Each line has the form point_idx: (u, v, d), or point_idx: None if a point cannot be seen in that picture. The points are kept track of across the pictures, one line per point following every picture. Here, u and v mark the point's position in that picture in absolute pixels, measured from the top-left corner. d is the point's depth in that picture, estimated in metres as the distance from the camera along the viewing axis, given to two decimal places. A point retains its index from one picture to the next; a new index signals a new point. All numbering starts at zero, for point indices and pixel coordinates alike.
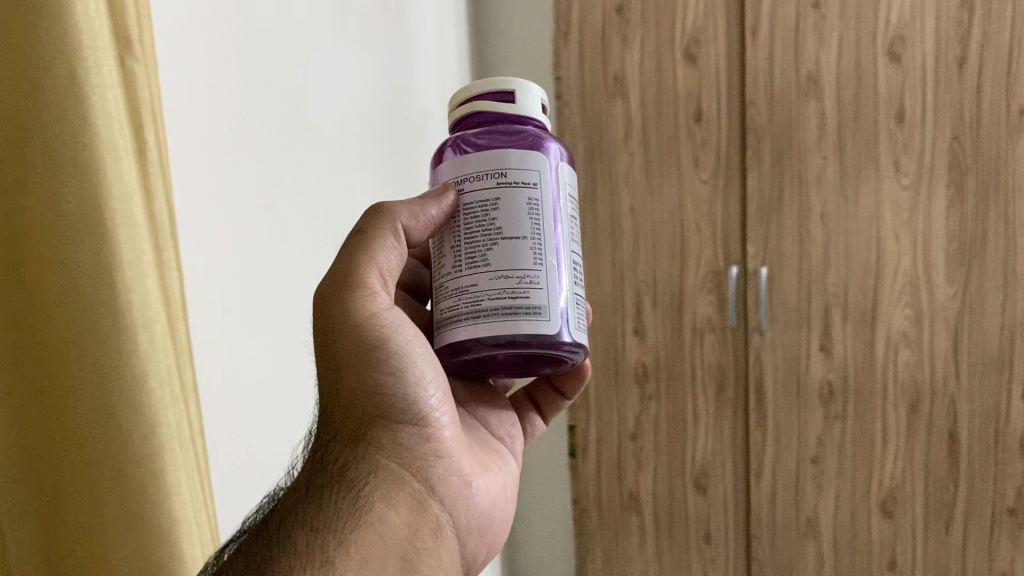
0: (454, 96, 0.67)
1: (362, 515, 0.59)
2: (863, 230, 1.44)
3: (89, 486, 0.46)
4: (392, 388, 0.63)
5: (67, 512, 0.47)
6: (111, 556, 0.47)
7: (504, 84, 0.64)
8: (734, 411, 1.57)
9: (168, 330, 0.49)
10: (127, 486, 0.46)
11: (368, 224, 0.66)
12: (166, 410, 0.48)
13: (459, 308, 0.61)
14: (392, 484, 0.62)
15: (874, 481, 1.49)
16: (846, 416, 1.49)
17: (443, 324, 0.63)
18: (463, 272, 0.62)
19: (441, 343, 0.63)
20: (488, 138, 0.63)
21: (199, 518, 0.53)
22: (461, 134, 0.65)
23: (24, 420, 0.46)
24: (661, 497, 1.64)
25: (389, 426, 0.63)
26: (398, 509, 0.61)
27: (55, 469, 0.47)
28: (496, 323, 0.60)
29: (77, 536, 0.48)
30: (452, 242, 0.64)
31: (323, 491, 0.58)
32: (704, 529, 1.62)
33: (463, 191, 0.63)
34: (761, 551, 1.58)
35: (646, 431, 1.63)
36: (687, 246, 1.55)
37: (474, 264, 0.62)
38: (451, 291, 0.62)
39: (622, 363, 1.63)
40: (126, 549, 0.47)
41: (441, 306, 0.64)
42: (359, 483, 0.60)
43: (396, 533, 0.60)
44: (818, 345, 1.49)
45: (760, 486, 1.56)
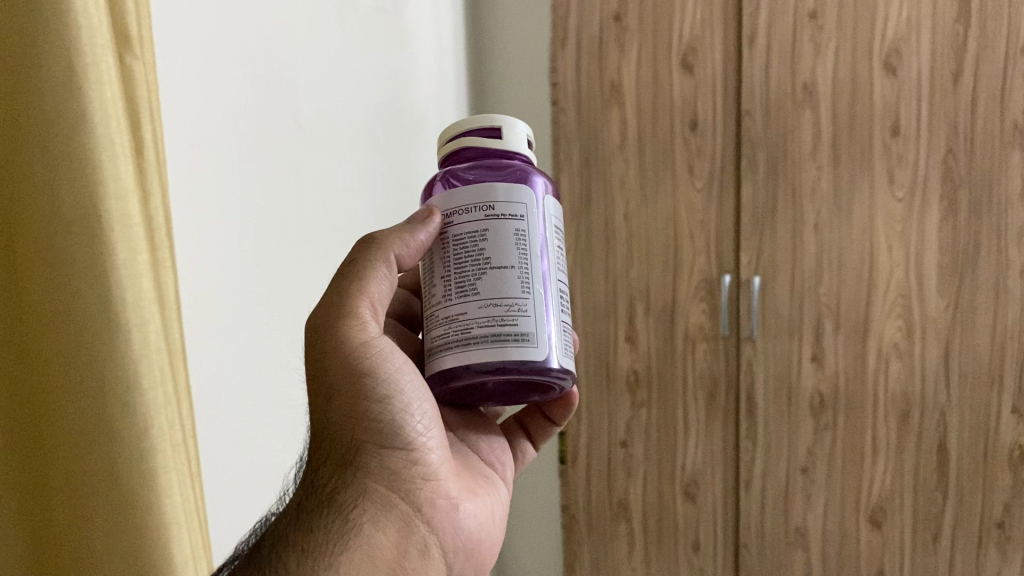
0: (443, 133, 0.67)
1: (351, 536, 0.58)
2: (856, 242, 1.44)
3: (76, 485, 0.46)
4: (382, 414, 0.63)
5: (55, 510, 0.47)
6: (99, 558, 0.47)
7: (490, 121, 0.65)
8: (725, 419, 1.57)
9: (160, 332, 0.49)
10: (118, 494, 0.46)
11: (362, 255, 0.67)
12: (157, 411, 0.48)
13: (449, 336, 0.61)
14: (380, 506, 0.62)
15: (864, 492, 1.49)
16: (837, 426, 1.49)
17: (433, 351, 0.63)
18: (452, 300, 0.62)
19: (431, 370, 0.63)
20: (473, 172, 0.63)
21: (190, 518, 0.52)
22: (451, 169, 0.65)
23: (16, 425, 0.46)
24: (651, 505, 1.64)
25: (377, 450, 0.63)
26: (386, 531, 0.61)
27: (48, 474, 0.47)
28: (485, 350, 0.59)
29: (65, 537, 0.47)
30: (442, 271, 0.63)
31: (313, 513, 0.58)
32: (693, 538, 1.62)
33: (452, 224, 0.63)
34: (749, 561, 1.58)
35: (636, 438, 1.63)
36: (681, 253, 1.55)
37: (463, 290, 0.61)
38: (441, 320, 0.62)
39: (613, 370, 1.63)
40: (116, 551, 0.47)
41: (431, 333, 0.63)
42: (346, 506, 0.60)
43: (384, 554, 0.60)
44: (810, 355, 1.49)
45: (749, 495, 1.56)
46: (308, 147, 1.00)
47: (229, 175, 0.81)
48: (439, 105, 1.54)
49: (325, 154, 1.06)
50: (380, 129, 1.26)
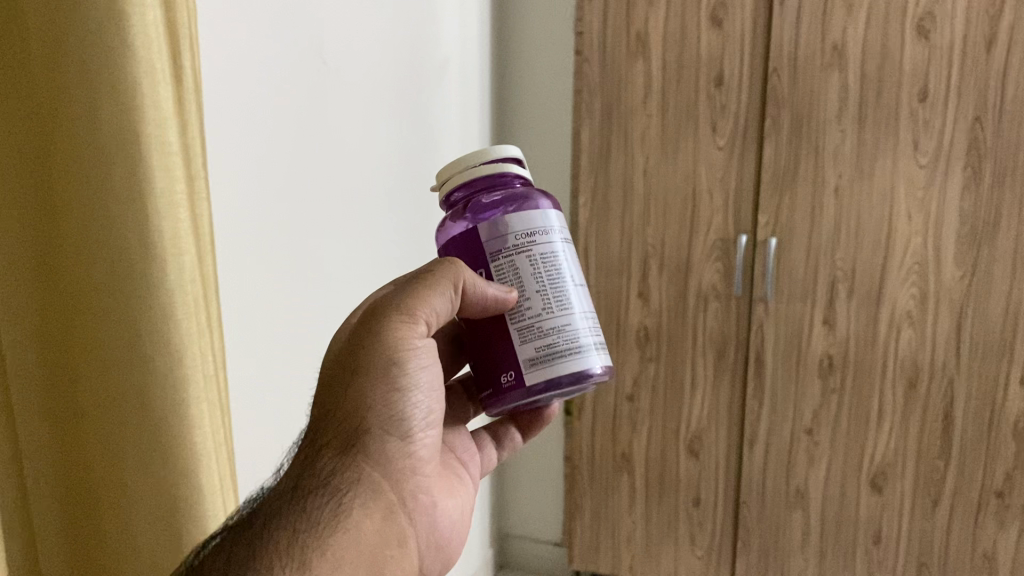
0: (460, 161, 0.68)
1: (340, 521, 0.59)
2: (875, 208, 1.44)
3: (106, 390, 0.50)
4: (391, 400, 0.64)
5: (86, 409, 0.52)
6: (126, 458, 0.51)
7: (514, 150, 0.70)
8: (732, 377, 1.58)
9: (196, 259, 0.51)
10: (147, 405, 0.50)
11: (431, 271, 0.66)
12: (190, 336, 0.50)
13: (563, 344, 0.65)
14: (371, 492, 0.62)
15: (866, 455, 1.51)
16: (844, 390, 1.50)
17: (543, 360, 0.65)
18: (555, 313, 0.66)
19: (550, 376, 0.64)
20: (521, 194, 0.67)
21: (219, 439, 0.55)
22: (500, 191, 0.67)
23: (49, 327, 0.51)
24: (654, 458, 1.66)
25: (379, 435, 0.64)
26: (372, 518, 0.61)
27: (79, 376, 0.52)
28: (595, 355, 0.66)
29: (96, 435, 0.52)
30: (536, 286, 0.65)
31: (308, 495, 0.58)
32: (694, 492, 1.65)
33: (538, 244, 0.66)
34: (748, 517, 1.61)
35: (643, 393, 1.64)
36: (698, 211, 1.55)
37: (563, 305, 0.66)
38: (543, 333, 0.65)
39: (623, 326, 1.63)
40: (143, 456, 0.51)
41: (532, 345, 0.65)
42: (340, 488, 0.60)
43: (368, 540, 0.60)
44: (821, 319, 1.49)
45: (752, 452, 1.58)
46: (337, 95, 1.01)
47: (250, 131, 0.81)
48: (461, 48, 1.51)
49: (351, 104, 1.05)
50: (404, 74, 1.25)
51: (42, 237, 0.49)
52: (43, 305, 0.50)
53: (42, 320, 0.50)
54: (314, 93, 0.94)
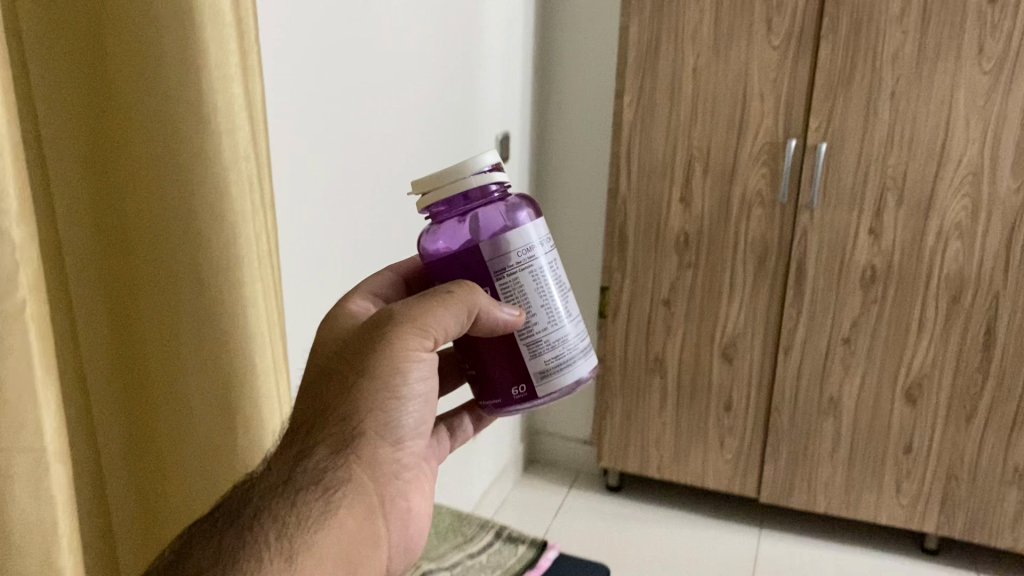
0: (438, 175, 0.60)
1: (325, 519, 0.55)
2: (932, 115, 1.38)
3: (158, 265, 0.52)
4: (384, 408, 0.59)
5: (139, 281, 0.54)
6: (180, 334, 0.53)
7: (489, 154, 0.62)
8: (772, 284, 1.56)
9: (252, 141, 0.51)
10: (202, 283, 0.51)
11: (449, 293, 0.58)
12: (244, 220, 0.51)
13: (568, 354, 0.63)
14: (357, 491, 0.58)
15: (903, 366, 1.51)
16: (885, 300, 1.49)
17: (551, 372, 0.62)
18: (559, 321, 0.63)
19: (559, 387, 0.63)
20: (511, 208, 0.61)
21: (273, 325, 0.56)
22: (487, 206, 0.61)
23: (100, 192, 0.53)
24: (687, 362, 1.66)
25: (371, 436, 0.59)
26: (352, 518, 0.57)
27: (132, 249, 0.53)
28: (589, 357, 0.65)
29: (147, 307, 0.54)
30: (540, 299, 0.61)
31: (296, 490, 0.55)
32: (725, 396, 1.66)
33: (537, 257, 0.61)
34: (779, 424, 1.62)
35: (679, 297, 1.63)
36: (747, 113, 1.50)
37: (562, 314, 0.63)
38: (547, 350, 0.62)
39: (663, 230, 1.60)
40: (195, 334, 0.53)
41: (540, 358, 0.62)
42: (329, 486, 0.56)
43: (347, 539, 0.56)
44: (868, 228, 1.46)
45: (788, 360, 1.58)
46: (355, 48, 1.03)
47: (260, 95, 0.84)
48: None
49: (371, 53, 1.07)
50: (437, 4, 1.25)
51: (93, 102, 0.51)
52: (92, 171, 0.52)
53: (93, 184, 0.53)
54: (339, 63, 0.99)
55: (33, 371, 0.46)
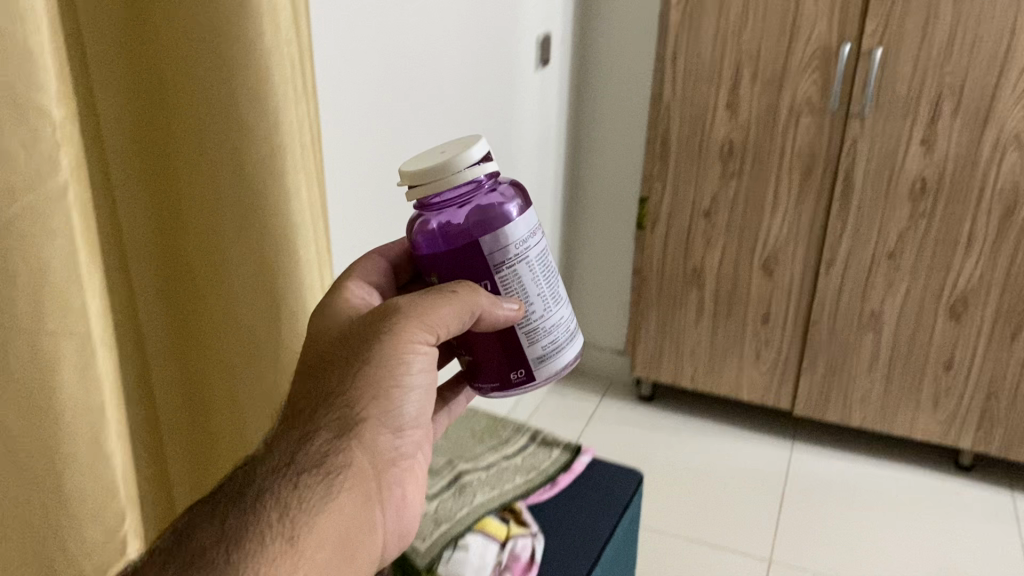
0: (426, 171, 0.54)
1: (326, 503, 0.50)
2: (997, 20, 1.31)
3: (200, 157, 0.51)
4: (381, 400, 0.54)
5: (181, 173, 0.53)
6: (223, 227, 0.53)
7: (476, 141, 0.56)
8: (818, 196, 1.52)
9: (293, 25, 0.50)
10: (243, 174, 0.50)
11: (451, 293, 0.53)
12: (286, 108, 0.50)
13: (561, 340, 0.59)
14: (357, 477, 0.53)
15: (948, 283, 1.48)
16: (934, 214, 1.45)
17: (547, 359, 0.59)
18: (553, 308, 0.59)
19: (555, 374, 0.59)
20: (506, 199, 0.55)
21: (316, 220, 0.56)
22: (481, 200, 0.55)
23: (141, 81, 0.52)
24: (726, 274, 1.64)
25: (370, 423, 0.54)
26: (353, 505, 0.52)
27: (174, 140, 0.52)
28: (579, 339, 0.62)
29: (190, 201, 0.53)
30: (536, 289, 0.57)
31: (297, 471, 0.50)
32: (764, 309, 1.64)
33: (533, 247, 0.56)
34: (818, 337, 1.61)
35: (721, 208, 1.60)
36: (801, 15, 1.43)
37: (555, 299, 0.59)
38: (544, 336, 0.58)
39: (707, 139, 1.56)
40: (239, 226, 0.52)
41: (537, 347, 0.58)
42: (330, 469, 0.52)
43: (348, 526, 0.52)
44: (920, 139, 1.42)
45: (830, 274, 1.55)
46: None
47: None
48: None
49: None
50: None
51: None
52: (130, 60, 0.51)
53: (133, 73, 0.52)
54: None
55: (77, 245, 0.46)
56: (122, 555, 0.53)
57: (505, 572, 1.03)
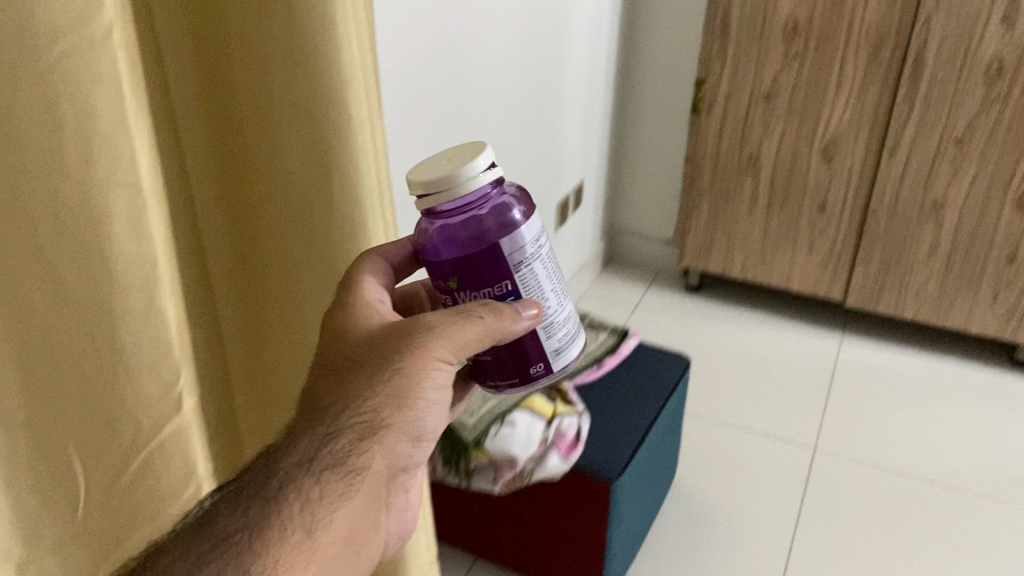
0: (438, 177, 0.50)
1: (339, 504, 0.51)
2: None
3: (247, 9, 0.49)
4: (402, 409, 0.53)
5: (229, 29, 0.51)
6: (272, 85, 0.51)
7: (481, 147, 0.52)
8: (885, 78, 1.45)
9: None
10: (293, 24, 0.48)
11: (479, 319, 0.51)
12: None
13: (571, 335, 0.57)
14: (373, 477, 0.53)
15: (1019, 171, 1.41)
16: (1010, 97, 1.37)
17: (559, 355, 0.56)
18: (562, 304, 0.56)
19: (564, 368, 0.57)
20: (516, 203, 0.53)
21: (368, 83, 0.53)
22: (493, 205, 0.52)
23: None
24: (783, 160, 1.59)
25: (391, 428, 0.53)
26: (366, 503, 0.53)
27: None
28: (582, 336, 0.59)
29: (239, 58, 0.52)
30: (547, 287, 0.55)
31: (318, 471, 0.50)
32: (821, 197, 1.59)
33: (543, 244, 0.54)
34: (875, 227, 1.56)
35: (782, 91, 1.53)
36: None
37: (562, 296, 0.57)
38: (558, 336, 0.56)
39: (770, 16, 1.49)
40: (289, 82, 0.50)
41: (550, 345, 0.56)
42: (350, 468, 0.51)
43: (358, 522, 0.52)
44: (1000, 16, 1.33)
45: (892, 160, 1.49)
46: None
47: None
48: None
49: None
50: None
51: None
52: None
53: None
54: None
55: (123, 99, 0.44)
56: (178, 411, 0.54)
57: (551, 448, 1.04)
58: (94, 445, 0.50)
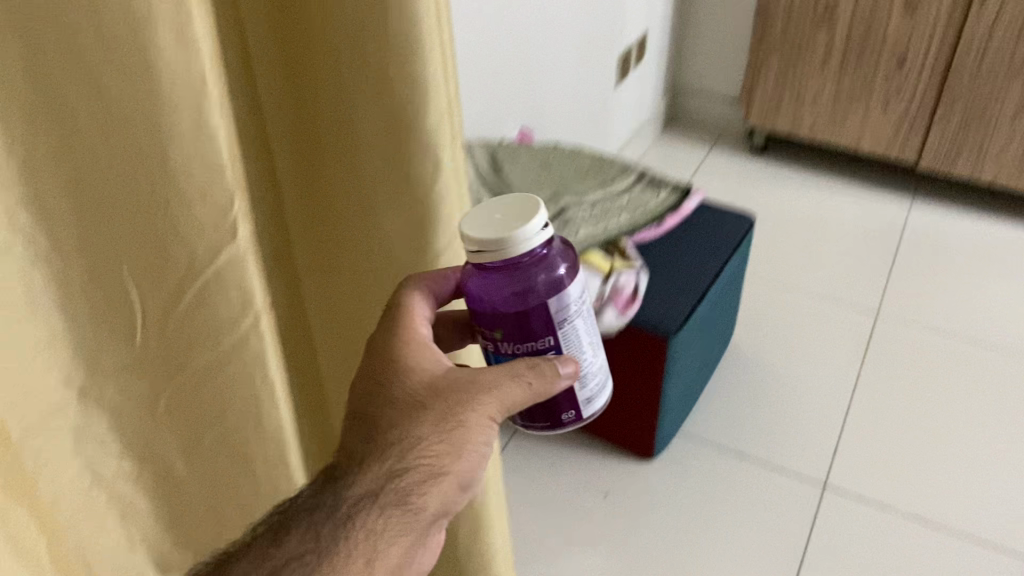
0: (493, 234, 0.50)
1: (394, 540, 0.53)
2: None
3: None
4: (459, 457, 0.55)
5: None
6: None
7: (531, 203, 0.52)
8: None
9: None
10: None
11: (528, 382, 0.53)
12: None
13: (601, 384, 0.58)
14: (427, 518, 0.55)
15: None
16: None
17: (587, 400, 0.57)
18: (596, 355, 0.57)
19: (590, 413, 0.58)
20: (563, 264, 0.53)
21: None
22: (542, 265, 0.52)
23: None
24: (862, 11, 1.49)
25: (448, 477, 0.55)
26: (417, 543, 0.54)
27: None
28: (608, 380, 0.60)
29: None
30: (586, 340, 0.56)
31: (380, 508, 0.52)
32: (900, 52, 1.50)
33: (584, 303, 0.55)
34: (958, 83, 1.47)
35: None
36: None
37: (597, 347, 0.58)
38: (590, 386, 0.57)
39: None
40: None
41: (582, 392, 0.57)
42: (408, 508, 0.53)
43: (409, 557, 0.54)
44: None
45: (983, 10, 1.39)
46: None
47: None
48: None
49: None
50: None
51: None
52: None
53: None
54: None
55: None
56: (234, 240, 0.52)
57: (607, 304, 1.02)
58: (150, 268, 0.50)
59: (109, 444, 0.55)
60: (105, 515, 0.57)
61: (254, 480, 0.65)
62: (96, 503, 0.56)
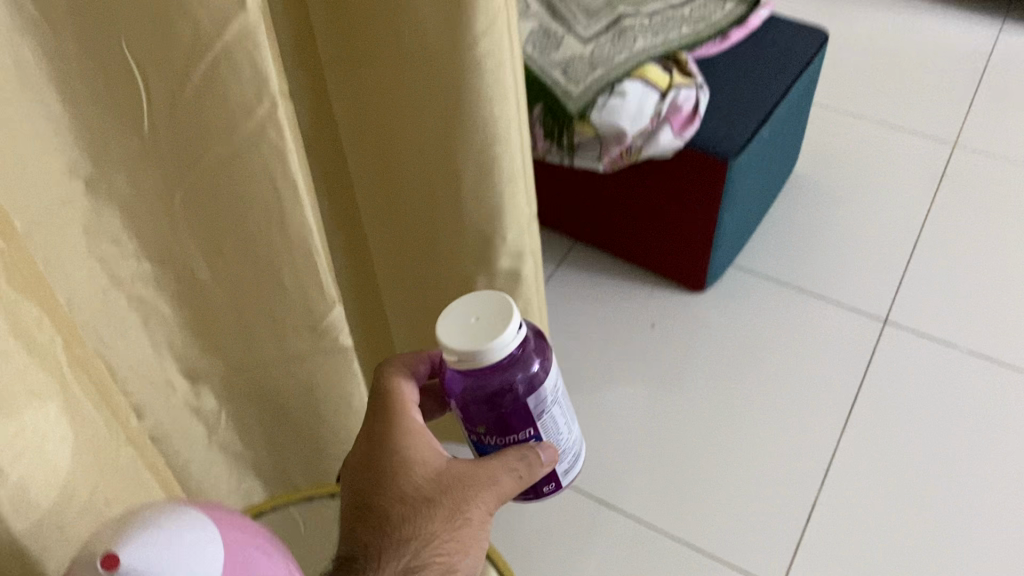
0: (467, 346, 0.49)
1: None
2: None
3: None
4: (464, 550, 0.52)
5: None
6: None
7: (501, 306, 0.51)
8: None
9: None
10: None
11: (517, 473, 0.52)
12: None
13: (577, 458, 0.57)
14: None
15: None
16: None
17: (567, 472, 0.57)
18: (572, 431, 0.56)
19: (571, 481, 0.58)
20: (536, 362, 0.52)
21: None
22: (516, 366, 0.51)
23: None
24: None
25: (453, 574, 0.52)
26: None
27: None
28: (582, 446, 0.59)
29: None
30: (563, 423, 0.55)
31: None
32: None
33: (558, 393, 0.54)
34: None
35: None
36: None
37: (574, 424, 0.57)
38: (569, 462, 0.56)
39: None
40: None
41: (562, 468, 0.56)
42: None
43: None
44: None
45: None
46: None
47: None
48: None
49: None
50: None
51: None
52: None
53: None
54: None
55: None
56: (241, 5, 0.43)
57: (664, 125, 0.95)
58: (150, 41, 0.44)
59: (124, 244, 0.53)
60: (126, 318, 0.56)
61: (291, 305, 0.60)
62: (116, 303, 0.55)
